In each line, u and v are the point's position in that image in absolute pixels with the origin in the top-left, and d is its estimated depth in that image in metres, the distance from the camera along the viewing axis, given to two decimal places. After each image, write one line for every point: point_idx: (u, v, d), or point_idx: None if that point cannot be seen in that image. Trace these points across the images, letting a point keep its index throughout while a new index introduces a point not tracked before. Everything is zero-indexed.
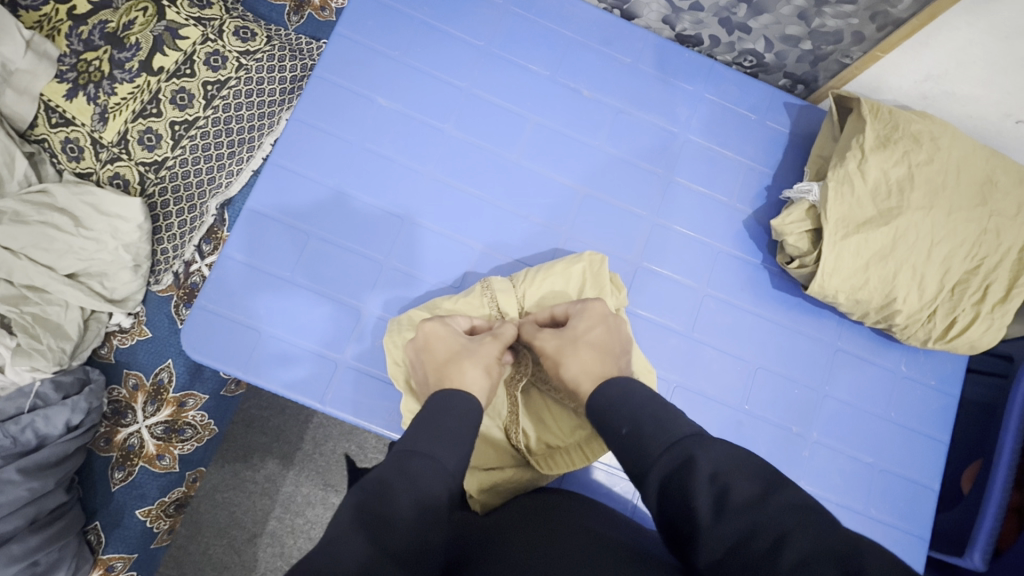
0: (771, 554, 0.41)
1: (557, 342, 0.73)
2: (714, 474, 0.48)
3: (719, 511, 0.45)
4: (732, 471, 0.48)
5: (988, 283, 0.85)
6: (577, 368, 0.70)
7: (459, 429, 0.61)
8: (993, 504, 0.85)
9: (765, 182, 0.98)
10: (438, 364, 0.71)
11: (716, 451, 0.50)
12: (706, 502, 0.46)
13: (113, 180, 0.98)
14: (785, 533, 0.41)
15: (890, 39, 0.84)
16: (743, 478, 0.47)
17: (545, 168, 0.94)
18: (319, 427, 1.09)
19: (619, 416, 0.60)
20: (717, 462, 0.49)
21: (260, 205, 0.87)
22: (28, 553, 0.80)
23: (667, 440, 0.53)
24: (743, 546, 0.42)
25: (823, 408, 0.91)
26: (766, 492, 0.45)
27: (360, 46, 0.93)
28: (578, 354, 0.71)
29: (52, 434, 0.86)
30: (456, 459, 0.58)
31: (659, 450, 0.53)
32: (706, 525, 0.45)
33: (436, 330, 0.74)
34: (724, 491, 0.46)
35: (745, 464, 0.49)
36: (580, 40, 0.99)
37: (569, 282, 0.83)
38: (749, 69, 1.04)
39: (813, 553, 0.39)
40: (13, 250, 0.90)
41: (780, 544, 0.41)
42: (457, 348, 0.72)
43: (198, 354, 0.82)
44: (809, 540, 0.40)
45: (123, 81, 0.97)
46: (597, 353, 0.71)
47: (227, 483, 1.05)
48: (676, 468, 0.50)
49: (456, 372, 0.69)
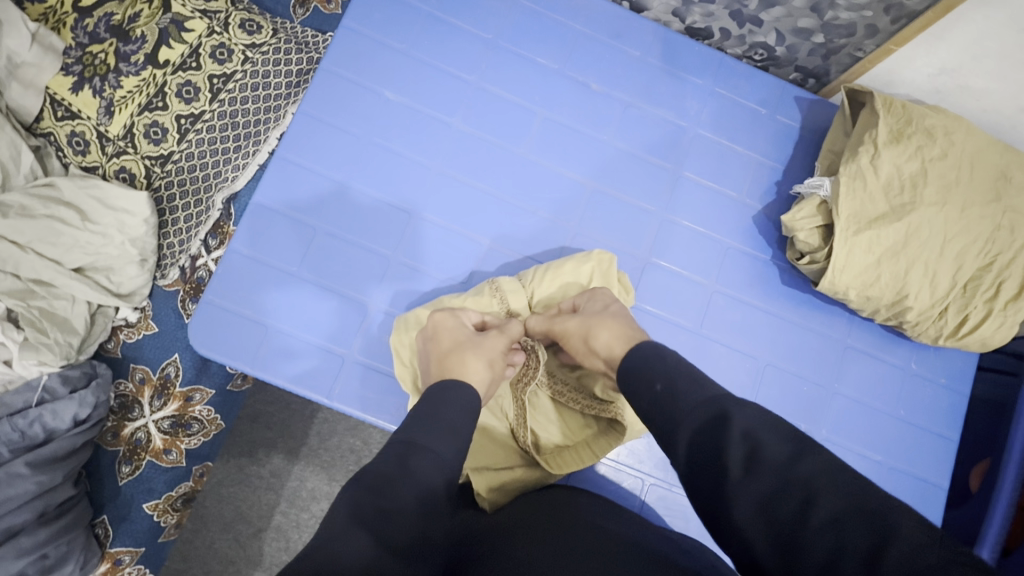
0: (801, 513, 0.41)
1: (577, 321, 0.73)
2: (747, 432, 0.46)
3: (751, 469, 0.44)
4: (765, 430, 0.46)
5: (1001, 280, 0.84)
6: (605, 336, 0.69)
7: (456, 417, 0.60)
8: (1003, 500, 0.85)
9: (775, 177, 0.97)
10: (444, 354, 0.71)
11: (751, 411, 0.48)
12: (738, 458, 0.45)
13: (120, 174, 0.98)
14: (815, 492, 0.41)
15: (904, 32, 0.83)
16: (776, 437, 0.45)
17: (552, 163, 0.93)
18: (324, 423, 1.09)
19: (652, 375, 0.58)
20: (751, 420, 0.47)
21: (266, 200, 0.87)
22: (37, 546, 0.81)
23: (700, 395, 0.51)
24: (773, 505, 0.42)
25: (832, 405, 0.91)
26: (799, 453, 0.43)
27: (366, 39, 0.93)
28: (603, 323, 0.71)
29: (61, 427, 0.86)
30: (454, 449, 0.57)
31: (692, 407, 0.51)
32: (736, 481, 0.44)
33: (445, 321, 0.74)
34: (755, 450, 0.45)
35: (780, 423, 0.47)
36: (588, 33, 0.98)
37: (578, 279, 0.83)
38: (760, 62, 1.03)
39: (845, 512, 0.39)
40: (20, 244, 0.89)
41: (811, 503, 0.41)
42: (463, 339, 0.72)
43: (204, 347, 0.81)
44: (840, 501, 0.40)
45: (129, 74, 0.96)
46: (618, 321, 0.71)
47: (232, 477, 1.05)
48: (707, 425, 0.48)
49: (459, 363, 0.68)
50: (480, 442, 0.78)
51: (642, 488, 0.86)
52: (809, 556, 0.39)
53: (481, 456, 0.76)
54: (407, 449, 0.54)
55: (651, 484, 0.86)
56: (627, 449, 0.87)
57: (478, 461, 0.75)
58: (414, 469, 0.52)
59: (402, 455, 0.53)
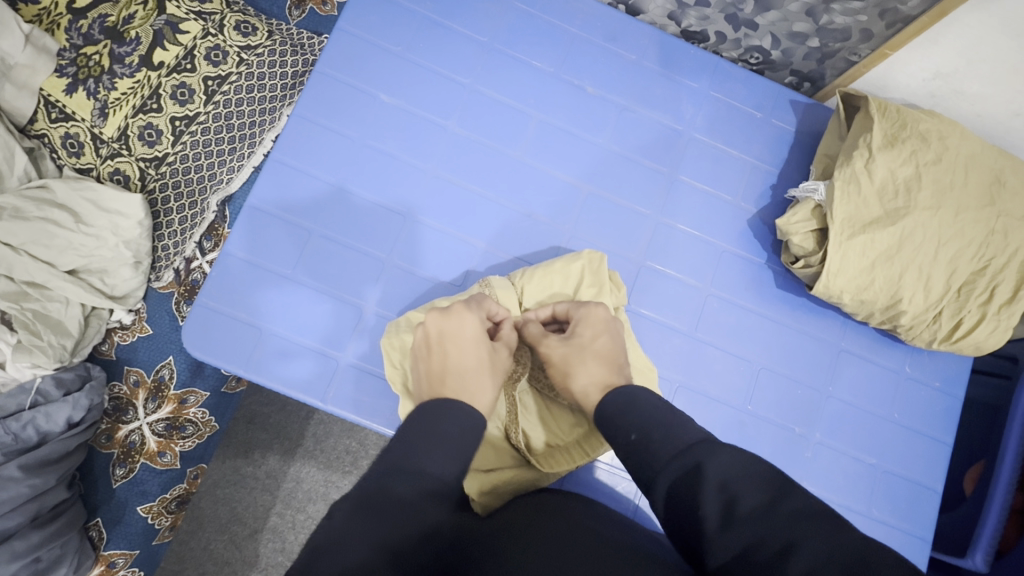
0: (777, 560, 0.39)
1: (563, 350, 0.73)
2: (721, 484, 0.46)
3: (727, 520, 0.44)
4: (742, 480, 0.46)
5: (995, 284, 0.84)
6: (585, 379, 0.70)
7: (447, 425, 0.60)
8: (997, 503, 0.85)
9: (769, 181, 0.97)
10: (446, 364, 0.69)
11: (724, 457, 0.48)
12: (714, 514, 0.45)
13: (114, 176, 0.98)
14: (794, 541, 0.40)
15: (899, 37, 0.83)
16: (751, 488, 0.45)
17: (548, 166, 0.93)
18: (320, 424, 1.08)
19: (627, 423, 0.60)
20: (726, 470, 0.47)
21: (261, 202, 0.87)
22: (32, 548, 0.80)
23: (674, 447, 0.52)
24: (750, 556, 0.41)
25: (826, 408, 0.91)
26: (775, 500, 0.44)
27: (362, 41, 0.92)
28: (586, 364, 0.71)
29: (54, 431, 0.86)
30: (444, 452, 0.57)
31: (665, 459, 0.52)
32: (712, 536, 0.44)
33: (438, 325, 0.73)
34: (732, 501, 0.45)
35: (752, 468, 0.47)
36: (584, 37, 0.98)
37: (566, 280, 0.83)
38: (755, 66, 1.03)
39: (822, 563, 0.38)
40: (13, 246, 0.89)
41: (787, 554, 0.39)
42: (473, 348, 0.71)
43: (198, 351, 0.81)
44: (818, 551, 0.39)
45: (123, 76, 0.96)
46: (604, 363, 0.71)
47: (228, 479, 1.03)
48: (682, 476, 0.49)
49: (469, 378, 0.68)
50: None
51: (636, 492, 0.86)
52: None
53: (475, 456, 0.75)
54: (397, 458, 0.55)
55: None
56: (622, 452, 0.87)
57: None
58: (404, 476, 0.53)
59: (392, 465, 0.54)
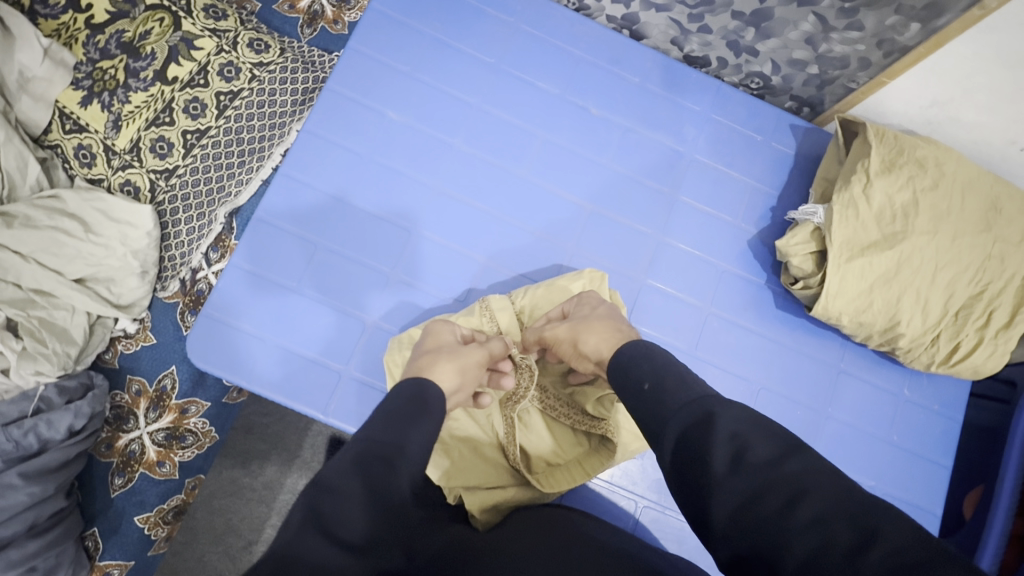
0: (784, 512, 0.40)
1: (568, 326, 0.73)
2: (735, 433, 0.46)
3: (735, 466, 0.44)
4: (752, 430, 0.46)
5: (992, 308, 0.85)
6: (595, 340, 0.69)
7: (431, 420, 0.59)
8: (995, 531, 0.85)
9: (769, 203, 0.99)
10: (434, 354, 0.70)
11: (737, 411, 0.48)
12: (723, 455, 0.45)
13: (124, 187, 0.99)
14: (800, 491, 0.41)
15: (895, 66, 0.85)
16: (763, 440, 0.45)
17: (551, 185, 0.95)
18: (317, 435, 1.02)
19: (640, 374, 0.59)
20: (737, 421, 0.47)
21: (269, 214, 0.88)
22: (26, 558, 0.80)
23: (687, 396, 0.52)
24: (755, 505, 0.42)
25: (825, 429, 0.91)
26: (785, 455, 0.44)
27: (371, 60, 0.95)
28: (592, 327, 0.70)
29: (55, 438, 0.85)
30: (423, 445, 0.56)
31: (677, 405, 0.51)
32: (720, 480, 0.44)
33: (443, 327, 0.76)
34: (742, 450, 0.45)
35: (764, 423, 0.47)
36: (589, 60, 1.00)
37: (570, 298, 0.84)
38: (756, 90, 1.05)
39: (829, 512, 0.39)
40: (22, 254, 0.90)
41: (795, 502, 0.40)
42: (446, 345, 0.73)
43: (201, 362, 0.82)
44: (826, 501, 0.40)
45: (138, 90, 0.98)
46: (607, 323, 0.70)
47: (224, 489, 0.98)
48: (692, 422, 0.49)
49: (432, 363, 0.68)
50: (470, 460, 0.77)
51: (636, 509, 0.86)
52: (790, 558, 0.39)
53: (475, 474, 0.76)
54: (381, 446, 0.52)
55: (644, 505, 0.86)
56: (622, 470, 0.87)
57: (468, 480, 0.75)
58: (387, 469, 0.51)
59: (375, 453, 0.52)
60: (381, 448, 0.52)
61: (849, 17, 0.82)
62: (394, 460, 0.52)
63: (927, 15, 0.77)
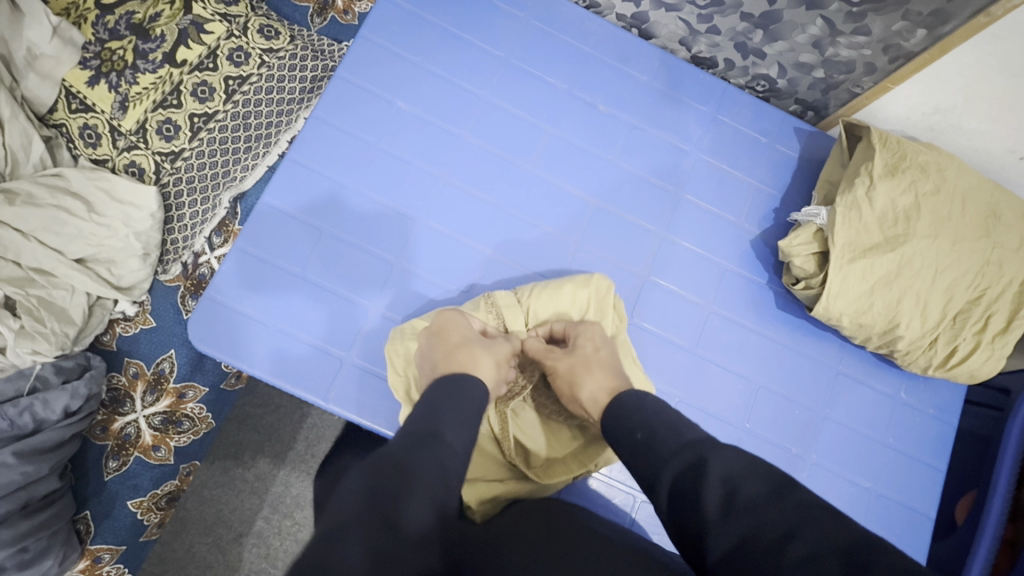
0: (779, 545, 0.41)
1: (568, 363, 0.74)
2: (726, 477, 0.48)
3: (726, 511, 0.46)
4: (744, 473, 0.48)
5: (989, 313, 0.87)
6: (592, 386, 0.71)
7: (467, 411, 0.63)
8: (987, 537, 0.86)
9: (773, 205, 1.00)
10: (469, 353, 0.71)
11: (727, 456, 0.50)
12: (715, 501, 0.47)
13: (128, 168, 0.98)
14: (795, 528, 0.42)
15: (901, 71, 0.87)
16: (751, 480, 0.47)
17: (559, 180, 0.95)
18: (312, 427, 1.10)
19: (631, 423, 0.61)
20: (727, 466, 0.49)
21: (274, 201, 0.88)
22: (18, 538, 0.79)
23: (677, 442, 0.54)
24: (753, 542, 0.43)
25: (823, 430, 0.92)
26: (777, 491, 0.46)
27: (380, 49, 0.95)
28: (591, 373, 0.72)
29: (50, 418, 0.84)
30: (463, 437, 0.60)
31: (670, 453, 0.54)
32: (713, 526, 0.45)
33: (454, 318, 0.76)
34: (733, 490, 0.47)
35: (756, 467, 0.49)
36: (598, 57, 1.01)
37: (573, 305, 0.83)
38: (761, 93, 1.06)
39: (821, 548, 0.40)
40: (23, 232, 0.90)
41: (790, 537, 0.41)
42: (473, 338, 0.75)
43: (203, 344, 0.82)
44: (816, 539, 0.41)
45: (146, 71, 0.98)
46: (606, 374, 0.72)
47: (216, 479, 1.05)
48: (684, 469, 0.51)
49: (470, 356, 0.71)
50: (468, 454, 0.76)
51: (633, 505, 0.86)
52: None
53: (473, 466, 0.76)
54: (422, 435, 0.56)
55: (642, 500, 0.86)
56: (622, 466, 0.87)
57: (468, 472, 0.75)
58: (428, 457, 0.53)
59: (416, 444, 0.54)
60: (425, 437, 0.55)
61: (857, 21, 0.83)
62: (435, 450, 0.55)
63: (933, 22, 0.78)
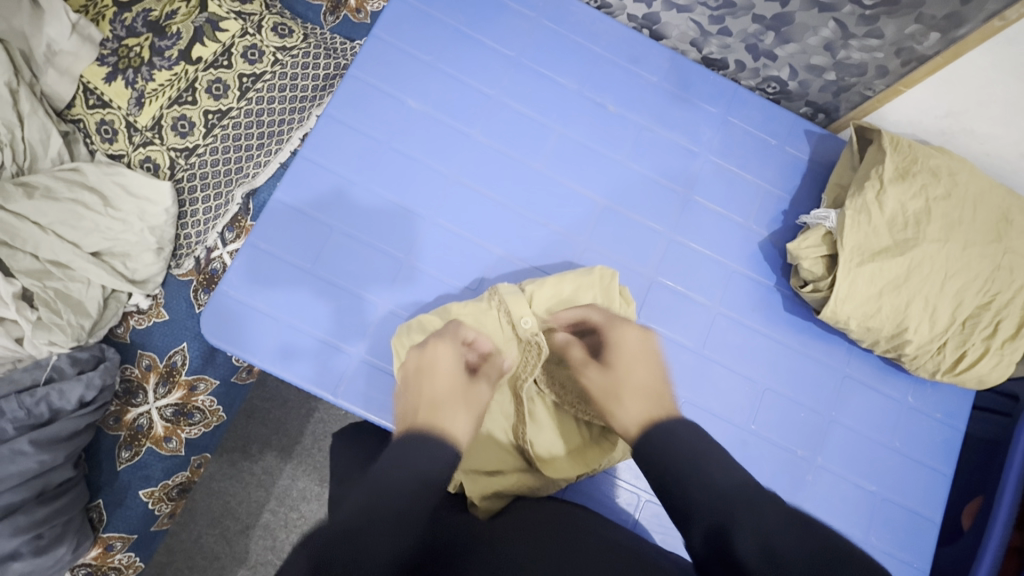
0: None
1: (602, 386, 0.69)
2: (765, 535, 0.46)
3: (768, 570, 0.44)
4: (781, 529, 0.46)
5: (999, 318, 0.86)
6: (624, 417, 0.65)
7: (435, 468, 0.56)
8: (993, 543, 0.85)
9: (781, 207, 1.00)
10: (442, 401, 0.64)
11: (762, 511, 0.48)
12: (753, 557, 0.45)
13: (144, 164, 1.00)
14: None
15: (913, 75, 0.86)
16: (790, 535, 0.45)
17: (569, 181, 0.96)
18: (319, 423, 1.11)
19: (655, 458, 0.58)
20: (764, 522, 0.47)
21: (287, 198, 0.89)
22: (33, 524, 0.82)
23: (706, 490, 0.52)
24: None
25: (829, 433, 0.92)
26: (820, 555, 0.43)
27: (393, 48, 0.96)
28: (625, 401, 0.66)
29: (65, 408, 0.87)
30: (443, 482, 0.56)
31: (702, 499, 0.51)
32: None
33: (440, 359, 0.69)
34: (771, 548, 0.45)
35: (793, 521, 0.46)
36: (609, 57, 1.01)
37: (580, 294, 0.83)
38: (772, 95, 1.06)
39: None
40: (41, 226, 0.92)
41: None
42: (451, 384, 0.67)
43: (215, 338, 0.83)
44: None
45: (161, 68, 0.99)
46: (642, 403, 0.65)
47: (224, 472, 1.07)
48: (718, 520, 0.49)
49: (444, 410, 0.63)
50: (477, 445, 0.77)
51: (636, 505, 0.87)
52: None
53: (481, 457, 0.76)
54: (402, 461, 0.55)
55: (646, 500, 0.87)
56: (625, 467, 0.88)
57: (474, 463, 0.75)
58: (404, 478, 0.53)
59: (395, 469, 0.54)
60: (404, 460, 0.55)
61: (870, 24, 0.83)
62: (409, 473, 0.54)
63: (947, 25, 0.78)
